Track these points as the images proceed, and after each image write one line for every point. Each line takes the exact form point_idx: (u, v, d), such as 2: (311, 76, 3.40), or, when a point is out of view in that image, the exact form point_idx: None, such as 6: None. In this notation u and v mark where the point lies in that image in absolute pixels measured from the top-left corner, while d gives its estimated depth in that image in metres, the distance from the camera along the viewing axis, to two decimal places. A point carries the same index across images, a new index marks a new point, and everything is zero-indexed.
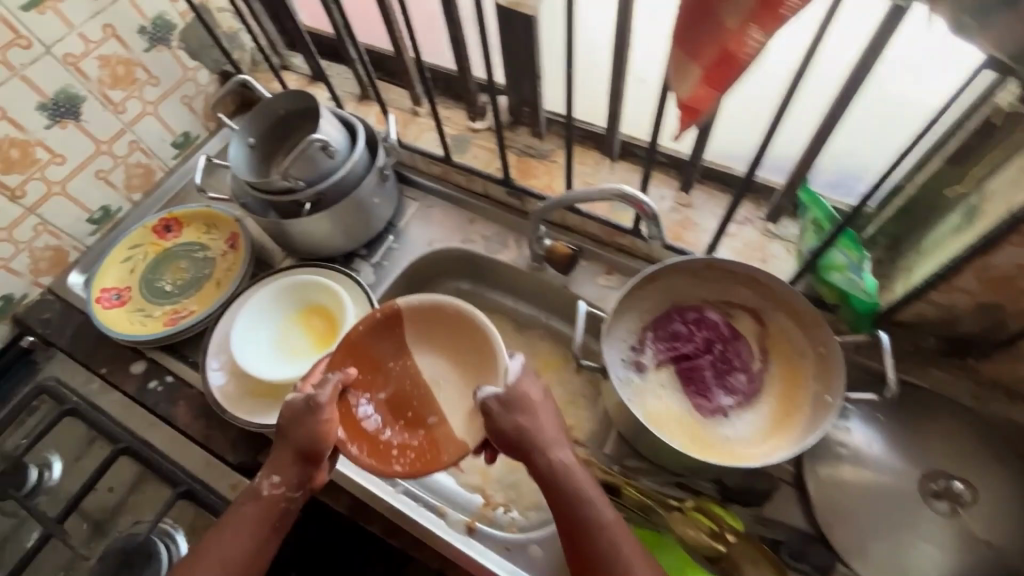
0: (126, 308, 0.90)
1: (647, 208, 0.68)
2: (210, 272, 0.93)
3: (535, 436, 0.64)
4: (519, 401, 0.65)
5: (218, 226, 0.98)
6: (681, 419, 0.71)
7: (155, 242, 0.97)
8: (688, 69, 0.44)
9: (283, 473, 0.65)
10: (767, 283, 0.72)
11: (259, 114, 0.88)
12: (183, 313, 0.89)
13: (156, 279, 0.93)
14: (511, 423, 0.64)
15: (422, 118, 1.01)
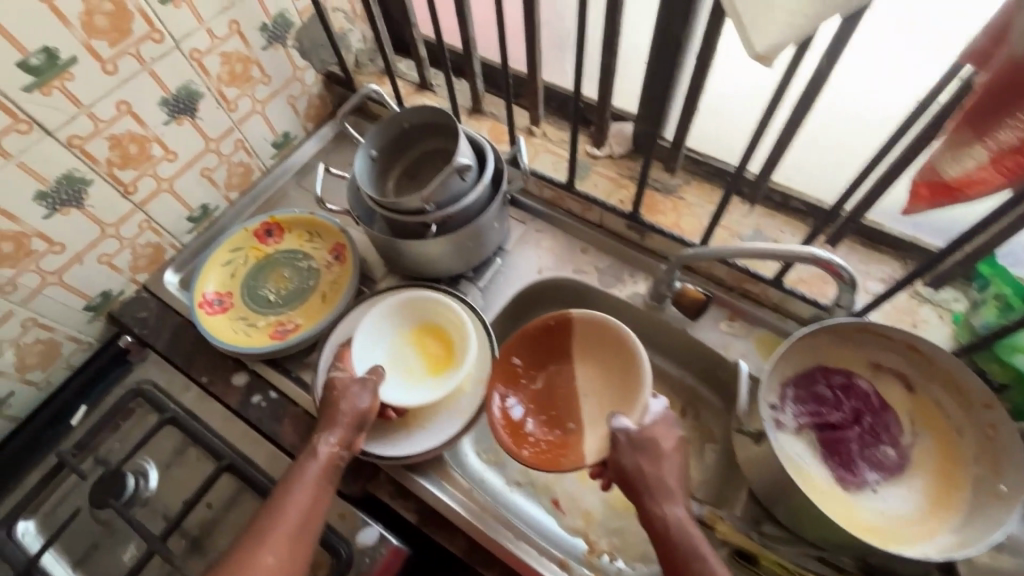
0: (230, 315, 0.89)
1: (838, 271, 0.61)
2: (315, 284, 0.92)
3: (652, 482, 0.63)
4: (647, 443, 0.65)
5: (321, 235, 0.95)
6: (827, 489, 0.66)
7: (255, 246, 0.94)
8: (969, 147, 0.43)
9: (336, 431, 0.69)
10: (929, 354, 0.68)
11: (385, 126, 0.85)
12: (289, 327, 0.87)
13: (259, 287, 0.92)
14: (634, 462, 0.64)
15: (538, 138, 0.97)
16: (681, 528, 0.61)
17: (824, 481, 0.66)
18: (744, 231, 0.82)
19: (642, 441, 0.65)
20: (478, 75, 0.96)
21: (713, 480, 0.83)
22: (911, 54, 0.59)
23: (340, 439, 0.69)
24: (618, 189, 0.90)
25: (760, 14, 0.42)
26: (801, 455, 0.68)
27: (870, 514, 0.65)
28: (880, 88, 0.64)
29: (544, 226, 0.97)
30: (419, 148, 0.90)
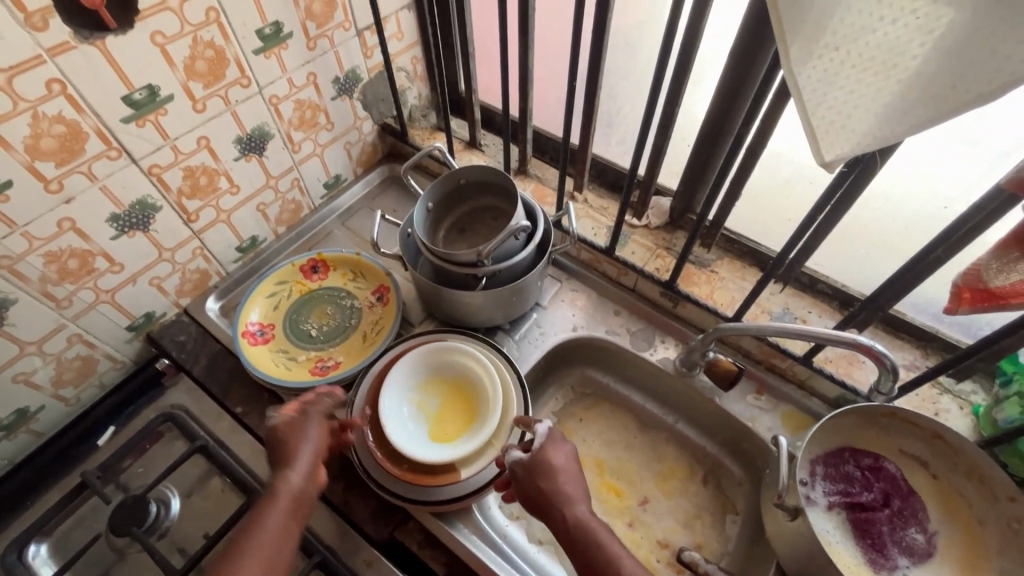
0: (271, 347, 0.90)
1: (880, 356, 0.65)
2: (356, 324, 0.94)
3: (554, 496, 0.67)
4: (540, 464, 0.68)
5: (366, 276, 0.98)
6: (859, 570, 0.67)
7: (301, 282, 0.97)
8: (1012, 264, 0.46)
9: (296, 464, 0.66)
10: (953, 443, 0.70)
11: (444, 181, 0.90)
12: (329, 364, 0.89)
13: (301, 321, 0.94)
14: (534, 486, 0.68)
15: (580, 204, 1.02)
16: (586, 528, 0.65)
17: (856, 562, 0.67)
18: (774, 308, 0.87)
19: (540, 463, 0.68)
20: (529, 141, 1.03)
21: (735, 554, 0.83)
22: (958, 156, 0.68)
23: (304, 469, 0.66)
24: (654, 257, 0.95)
25: (832, 130, 0.47)
26: (833, 534, 0.69)
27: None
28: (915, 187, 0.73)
29: (579, 286, 1.01)
30: (470, 204, 0.95)
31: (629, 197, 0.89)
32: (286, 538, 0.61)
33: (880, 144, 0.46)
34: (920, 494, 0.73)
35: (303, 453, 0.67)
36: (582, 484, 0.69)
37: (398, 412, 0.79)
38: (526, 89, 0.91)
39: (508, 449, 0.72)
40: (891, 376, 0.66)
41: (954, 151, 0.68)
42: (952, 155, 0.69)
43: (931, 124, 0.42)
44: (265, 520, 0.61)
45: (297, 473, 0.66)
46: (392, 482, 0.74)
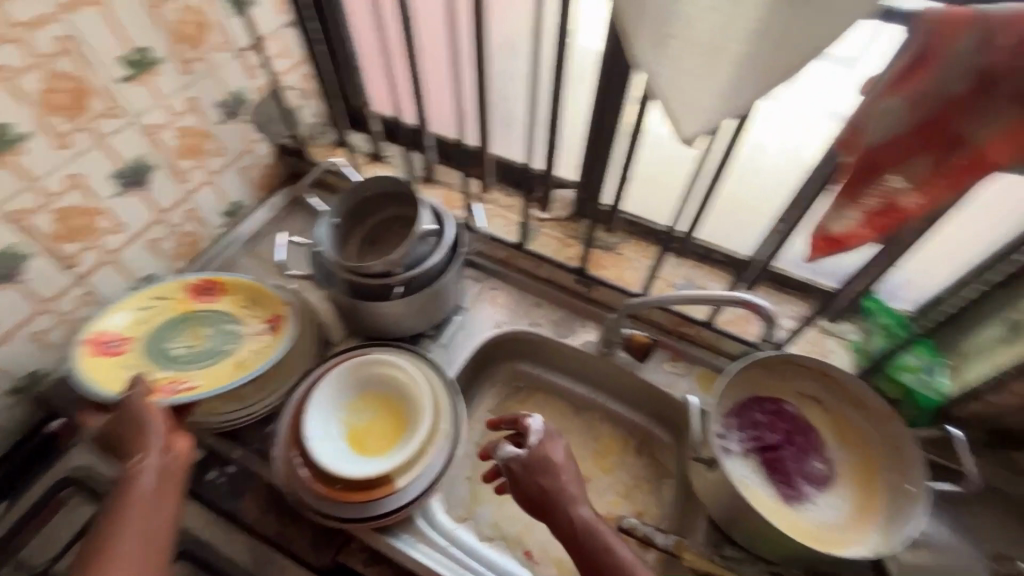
0: (114, 362, 0.81)
1: (760, 311, 0.73)
2: (232, 351, 0.86)
3: (558, 494, 0.69)
4: (539, 462, 0.71)
5: (261, 303, 0.91)
6: (774, 505, 0.74)
7: (184, 302, 0.89)
8: (847, 212, 0.53)
9: (149, 444, 0.66)
10: (837, 378, 0.79)
11: (348, 195, 0.90)
12: (178, 385, 0.81)
13: (168, 340, 0.86)
14: (536, 485, 0.70)
15: (489, 204, 1.05)
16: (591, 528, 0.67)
17: (770, 498, 0.74)
18: (677, 281, 0.93)
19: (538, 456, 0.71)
20: (431, 148, 1.03)
21: (673, 514, 0.89)
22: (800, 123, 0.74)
23: (158, 445, 0.66)
24: (565, 248, 1.00)
25: (684, 110, 0.52)
26: (749, 476, 0.75)
27: (813, 520, 0.73)
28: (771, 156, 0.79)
29: (499, 284, 1.02)
30: (377, 217, 0.93)
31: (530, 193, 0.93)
32: (156, 513, 0.62)
33: (721, 117, 0.51)
34: (821, 431, 0.81)
35: (151, 432, 0.67)
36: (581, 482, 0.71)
37: (325, 433, 0.77)
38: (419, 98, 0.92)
39: (502, 446, 0.74)
40: (770, 327, 0.73)
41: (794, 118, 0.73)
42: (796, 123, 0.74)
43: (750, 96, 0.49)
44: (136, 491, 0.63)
45: (148, 452, 0.65)
46: (328, 504, 0.73)
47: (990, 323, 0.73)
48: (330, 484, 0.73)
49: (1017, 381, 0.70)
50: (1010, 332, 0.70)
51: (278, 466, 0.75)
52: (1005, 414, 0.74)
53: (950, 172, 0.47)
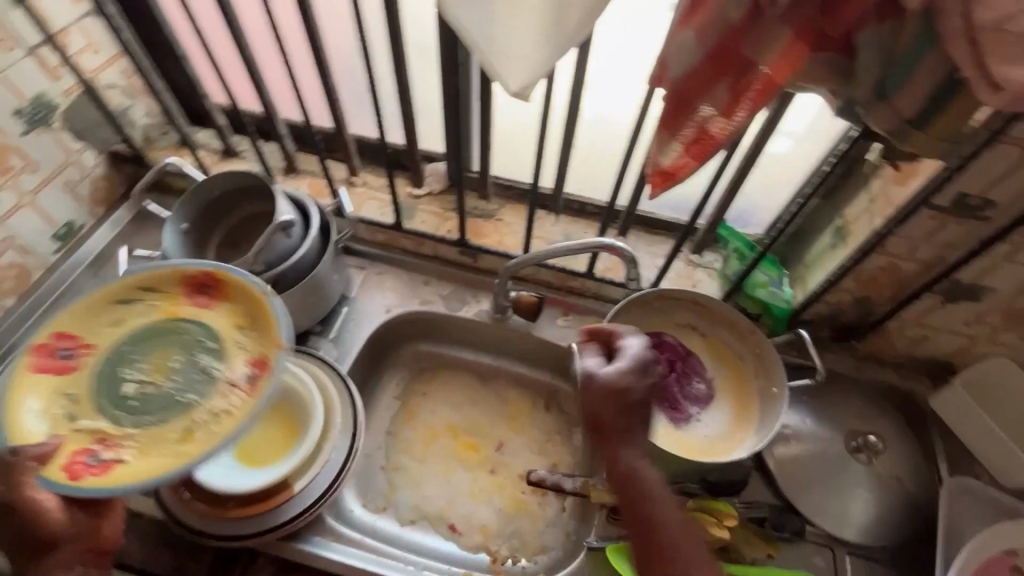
0: (63, 382, 0.68)
1: (622, 253, 0.77)
2: (193, 402, 0.68)
3: (619, 425, 0.55)
4: (614, 386, 0.56)
5: (259, 325, 0.72)
6: (663, 430, 0.80)
7: (176, 297, 0.75)
8: (669, 144, 0.56)
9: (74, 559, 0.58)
10: (708, 305, 0.86)
11: (192, 197, 0.82)
12: (103, 459, 0.63)
13: (129, 367, 0.70)
14: (602, 408, 0.55)
15: (361, 188, 1.00)
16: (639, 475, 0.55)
17: (660, 425, 0.80)
18: (556, 237, 0.95)
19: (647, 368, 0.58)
20: (287, 136, 0.96)
21: (584, 458, 0.93)
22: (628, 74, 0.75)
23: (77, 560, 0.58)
24: (444, 221, 0.98)
25: (504, 62, 0.52)
26: None
27: (699, 436, 0.80)
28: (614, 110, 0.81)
29: (385, 267, 0.99)
30: (235, 215, 0.86)
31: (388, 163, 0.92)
32: None
33: (543, 66, 0.51)
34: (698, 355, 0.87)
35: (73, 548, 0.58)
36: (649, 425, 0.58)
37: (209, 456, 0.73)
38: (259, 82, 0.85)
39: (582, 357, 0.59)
40: (633, 266, 0.78)
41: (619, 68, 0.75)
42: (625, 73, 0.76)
43: (560, 44, 0.50)
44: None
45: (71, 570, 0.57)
46: (222, 526, 0.69)
47: (823, 232, 0.82)
48: (220, 503, 0.70)
49: (846, 280, 0.79)
50: (838, 238, 0.79)
51: (160, 497, 0.70)
52: (842, 308, 0.85)
53: (746, 94, 0.51)
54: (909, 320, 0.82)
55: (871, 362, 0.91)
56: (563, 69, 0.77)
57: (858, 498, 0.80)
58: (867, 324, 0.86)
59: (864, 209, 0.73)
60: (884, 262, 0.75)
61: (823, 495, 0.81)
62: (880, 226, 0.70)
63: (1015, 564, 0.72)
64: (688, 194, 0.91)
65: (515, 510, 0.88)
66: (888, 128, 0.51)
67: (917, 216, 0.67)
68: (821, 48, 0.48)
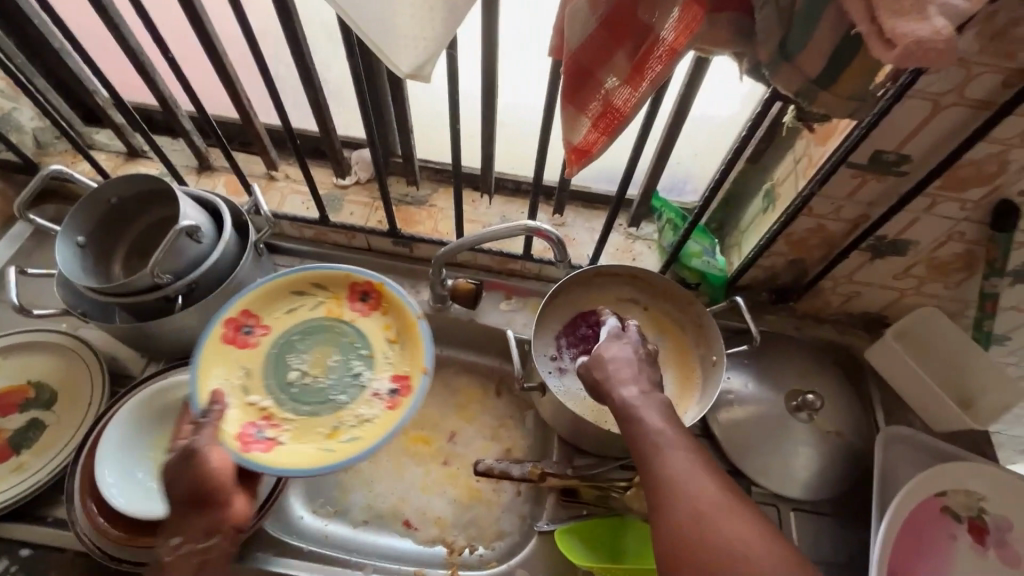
0: (242, 355, 0.75)
1: (549, 236, 0.74)
2: (341, 403, 0.74)
3: (606, 378, 0.60)
4: (594, 357, 0.63)
5: (404, 349, 0.78)
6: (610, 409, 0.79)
7: (340, 301, 0.81)
8: (578, 120, 0.53)
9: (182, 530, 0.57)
10: (644, 278, 0.86)
11: (86, 205, 0.75)
12: (268, 434, 0.71)
13: (293, 357, 0.77)
14: (591, 377, 0.62)
15: (282, 181, 0.94)
16: (639, 411, 0.56)
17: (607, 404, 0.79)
18: (492, 219, 0.92)
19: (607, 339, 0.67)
20: (193, 131, 0.88)
21: (536, 441, 0.90)
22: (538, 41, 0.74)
23: (189, 534, 0.57)
24: (373, 211, 0.93)
25: (391, 41, 0.48)
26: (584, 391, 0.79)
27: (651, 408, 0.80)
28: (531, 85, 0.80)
29: (317, 264, 0.95)
30: (141, 222, 0.81)
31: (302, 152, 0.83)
32: None
33: (439, 46, 0.48)
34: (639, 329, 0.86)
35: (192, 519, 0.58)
36: (637, 367, 0.61)
37: (126, 480, 0.68)
38: (150, 77, 0.77)
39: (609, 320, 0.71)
40: (561, 250, 0.76)
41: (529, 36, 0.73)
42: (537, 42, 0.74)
43: (454, 20, 0.46)
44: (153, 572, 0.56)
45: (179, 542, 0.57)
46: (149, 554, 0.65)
47: (754, 195, 0.82)
48: (143, 529, 0.65)
49: (778, 243, 0.79)
50: (767, 202, 0.78)
51: (79, 529, 0.65)
52: (778, 271, 0.85)
53: (651, 62, 0.47)
54: (842, 278, 0.83)
55: (808, 320, 0.93)
56: (464, 34, 0.74)
57: (799, 455, 0.82)
58: (803, 285, 0.87)
59: (789, 171, 0.73)
60: (812, 223, 0.75)
61: (767, 455, 0.82)
62: (806, 188, 0.69)
63: (945, 505, 0.75)
64: (618, 165, 0.90)
65: (470, 499, 0.87)
66: (794, 87, 0.50)
67: (839, 177, 0.67)
68: (722, 8, 0.46)
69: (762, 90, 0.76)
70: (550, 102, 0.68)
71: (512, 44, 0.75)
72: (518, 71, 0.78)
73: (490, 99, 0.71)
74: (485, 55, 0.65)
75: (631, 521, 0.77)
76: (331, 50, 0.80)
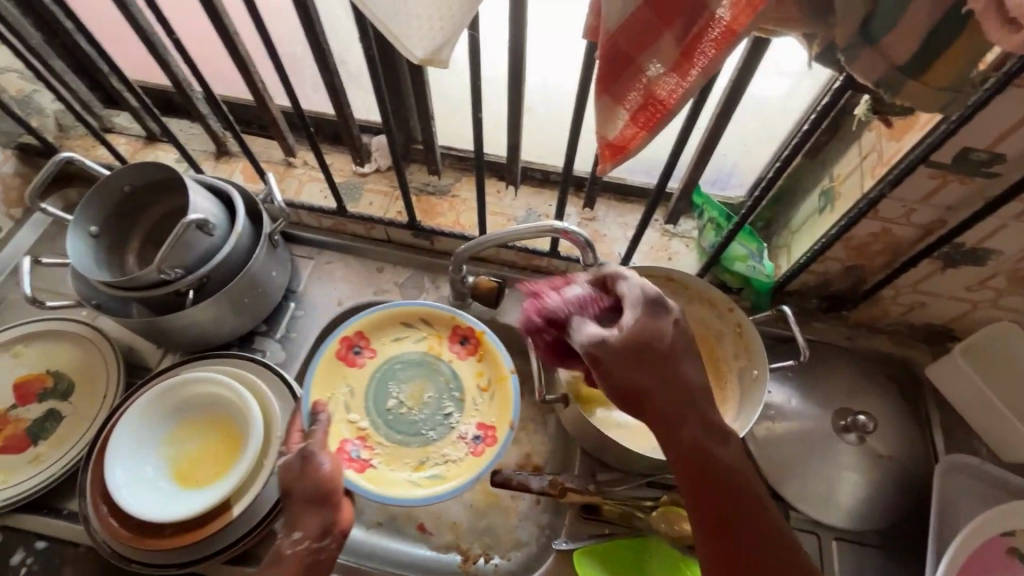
0: (347, 373, 0.78)
1: (577, 237, 0.69)
2: (430, 439, 0.76)
3: (653, 389, 0.44)
4: (636, 348, 0.44)
5: (493, 398, 0.78)
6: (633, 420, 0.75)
7: (441, 338, 0.81)
8: (613, 112, 0.46)
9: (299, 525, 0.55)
10: (682, 281, 0.77)
11: (97, 195, 0.72)
12: (362, 454, 0.74)
13: (392, 384, 0.78)
14: (626, 377, 0.44)
15: (300, 168, 0.90)
16: (704, 439, 0.44)
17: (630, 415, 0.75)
18: (517, 213, 0.86)
19: (642, 309, 0.46)
20: (208, 115, 0.85)
21: (556, 450, 0.83)
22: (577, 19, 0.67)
23: (308, 530, 0.54)
24: (393, 201, 0.89)
25: (402, 23, 0.42)
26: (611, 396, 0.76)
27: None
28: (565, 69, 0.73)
29: (334, 255, 0.91)
30: (156, 209, 0.78)
31: (317, 138, 0.78)
32: None
33: (457, 29, 0.42)
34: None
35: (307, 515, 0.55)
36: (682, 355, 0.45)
37: (136, 478, 0.67)
38: (163, 58, 0.74)
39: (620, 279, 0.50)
40: (591, 250, 0.70)
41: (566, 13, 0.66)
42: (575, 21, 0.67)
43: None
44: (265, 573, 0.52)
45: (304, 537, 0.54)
46: (159, 555, 0.64)
47: (811, 192, 0.73)
48: (154, 530, 0.65)
49: (834, 247, 0.71)
50: (825, 201, 0.70)
51: (90, 527, 0.65)
52: (831, 277, 0.77)
53: (700, 48, 0.41)
54: (905, 288, 0.74)
55: (861, 330, 0.84)
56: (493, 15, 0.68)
57: (845, 480, 0.75)
58: (859, 293, 0.78)
59: (853, 166, 0.65)
60: (877, 227, 0.66)
61: (811, 479, 0.75)
62: (872, 190, 0.60)
63: (1012, 545, 0.67)
64: (658, 156, 0.83)
65: (485, 506, 0.83)
66: (873, 76, 0.42)
67: (914, 177, 0.58)
68: None
69: (828, 75, 0.67)
70: (582, 89, 0.61)
71: (545, 22, 0.68)
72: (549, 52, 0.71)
73: (517, 85, 0.65)
74: (512, 35, 0.58)
75: (655, 542, 0.73)
76: (349, 29, 0.75)
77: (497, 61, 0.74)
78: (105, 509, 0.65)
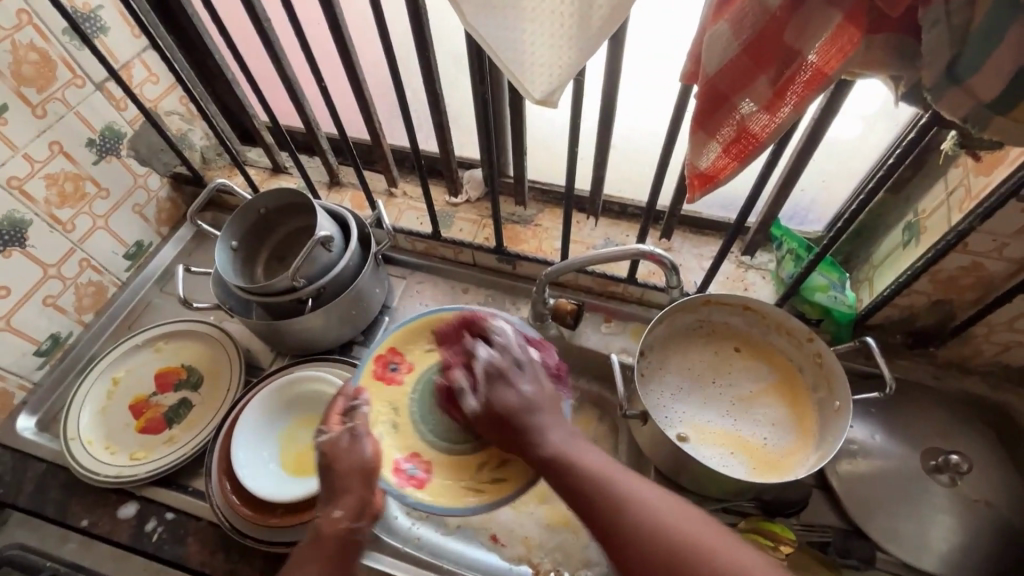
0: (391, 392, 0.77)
1: (661, 259, 0.73)
2: None
3: (525, 424, 0.57)
4: (497, 372, 0.60)
5: None
6: (734, 450, 0.75)
7: None
8: (706, 144, 0.52)
9: (341, 502, 0.60)
10: (760, 309, 0.79)
11: (240, 216, 0.85)
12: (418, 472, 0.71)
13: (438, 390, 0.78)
14: (504, 404, 0.58)
15: (400, 198, 1.01)
16: (566, 459, 0.54)
17: (730, 439, 0.76)
18: (596, 242, 0.91)
19: (487, 381, 0.60)
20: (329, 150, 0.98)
21: (630, 469, 0.84)
22: (666, 70, 0.74)
23: (349, 510, 0.59)
24: (481, 228, 0.97)
25: (525, 69, 0.49)
26: (711, 419, 0.78)
27: (759, 449, 0.75)
28: (650, 113, 0.80)
29: (424, 276, 1.00)
30: (283, 228, 0.90)
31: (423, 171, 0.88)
32: None
33: (570, 74, 0.49)
34: (733, 365, 0.82)
35: (352, 489, 0.61)
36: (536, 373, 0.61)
37: (253, 463, 0.76)
38: (302, 101, 0.87)
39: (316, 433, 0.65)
40: (674, 272, 0.74)
41: (653, 65, 0.73)
42: (662, 69, 0.74)
43: (586, 52, 0.47)
44: (307, 544, 0.58)
45: (345, 514, 0.59)
46: (269, 534, 0.72)
47: (895, 226, 0.75)
48: (267, 506, 0.73)
49: (921, 280, 0.71)
50: (909, 234, 0.71)
51: (214, 501, 0.74)
52: (917, 312, 0.77)
53: (792, 87, 0.46)
54: (999, 326, 0.72)
55: (951, 369, 0.82)
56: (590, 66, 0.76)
57: (938, 525, 0.72)
58: (947, 329, 0.77)
59: (939, 201, 0.66)
60: (966, 261, 0.67)
61: (902, 520, 0.73)
62: (959, 223, 0.62)
63: None
64: (735, 191, 0.87)
65: (559, 522, 0.85)
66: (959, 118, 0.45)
67: (1004, 211, 0.59)
68: (879, 30, 0.43)
69: (913, 114, 0.70)
70: (671, 127, 0.67)
71: (640, 68, 0.74)
72: (636, 95, 0.78)
73: (609, 127, 0.72)
74: (608, 82, 0.66)
75: None
76: (459, 79, 0.86)
77: (586, 103, 0.82)
78: (228, 485, 0.75)
